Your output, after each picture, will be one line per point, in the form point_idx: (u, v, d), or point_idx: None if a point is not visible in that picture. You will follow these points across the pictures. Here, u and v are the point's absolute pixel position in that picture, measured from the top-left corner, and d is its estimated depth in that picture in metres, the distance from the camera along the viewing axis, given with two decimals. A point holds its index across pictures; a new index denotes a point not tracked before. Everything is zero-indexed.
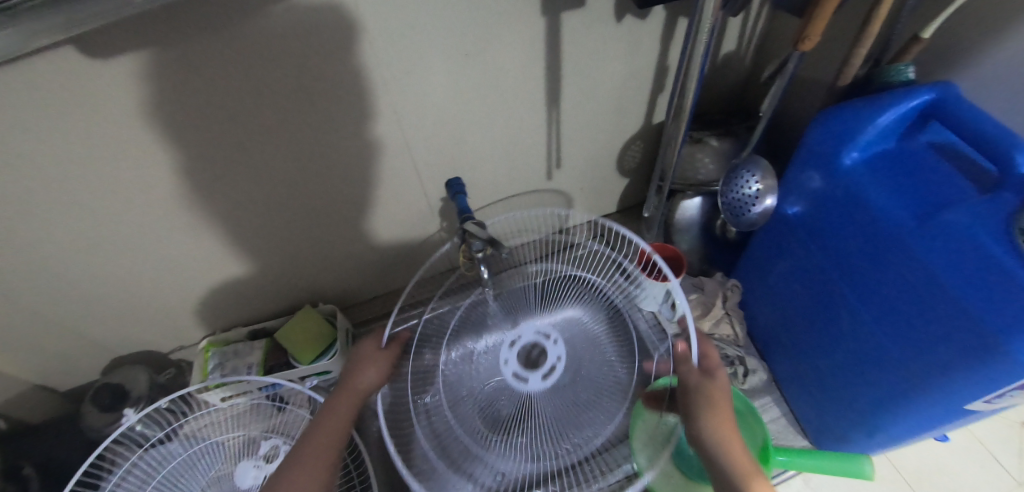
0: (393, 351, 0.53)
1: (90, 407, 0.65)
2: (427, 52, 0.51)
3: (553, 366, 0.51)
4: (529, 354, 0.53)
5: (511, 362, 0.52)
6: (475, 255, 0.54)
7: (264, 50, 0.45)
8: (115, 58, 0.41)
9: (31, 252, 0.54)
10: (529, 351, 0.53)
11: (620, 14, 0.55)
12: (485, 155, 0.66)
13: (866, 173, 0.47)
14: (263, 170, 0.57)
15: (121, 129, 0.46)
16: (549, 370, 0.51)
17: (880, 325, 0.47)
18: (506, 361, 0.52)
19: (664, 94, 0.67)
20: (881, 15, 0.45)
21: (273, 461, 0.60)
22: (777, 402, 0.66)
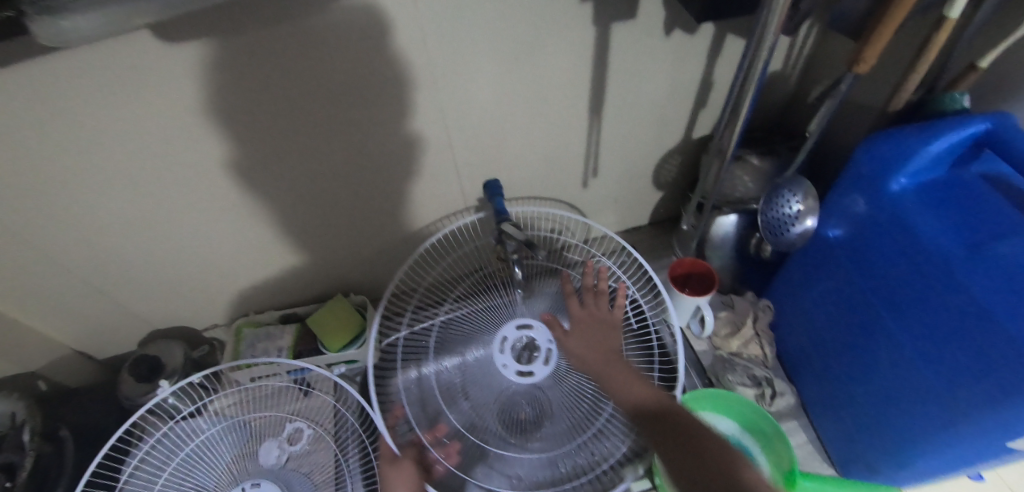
0: (410, 449, 0.54)
1: (128, 377, 0.67)
2: (479, 54, 0.52)
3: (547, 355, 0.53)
4: (520, 351, 0.54)
5: (509, 364, 0.53)
6: (510, 255, 0.58)
7: (325, 45, 0.47)
8: (185, 44, 0.43)
9: (88, 224, 0.57)
10: (519, 350, 0.54)
11: (670, 27, 0.55)
12: (524, 159, 0.67)
13: (913, 201, 0.47)
14: (312, 160, 0.58)
15: (184, 111, 0.48)
16: (547, 355, 0.53)
17: (919, 356, 0.46)
18: (502, 365, 0.53)
19: (706, 110, 0.67)
20: (940, 43, 0.45)
21: (297, 444, 0.61)
22: (804, 427, 0.64)
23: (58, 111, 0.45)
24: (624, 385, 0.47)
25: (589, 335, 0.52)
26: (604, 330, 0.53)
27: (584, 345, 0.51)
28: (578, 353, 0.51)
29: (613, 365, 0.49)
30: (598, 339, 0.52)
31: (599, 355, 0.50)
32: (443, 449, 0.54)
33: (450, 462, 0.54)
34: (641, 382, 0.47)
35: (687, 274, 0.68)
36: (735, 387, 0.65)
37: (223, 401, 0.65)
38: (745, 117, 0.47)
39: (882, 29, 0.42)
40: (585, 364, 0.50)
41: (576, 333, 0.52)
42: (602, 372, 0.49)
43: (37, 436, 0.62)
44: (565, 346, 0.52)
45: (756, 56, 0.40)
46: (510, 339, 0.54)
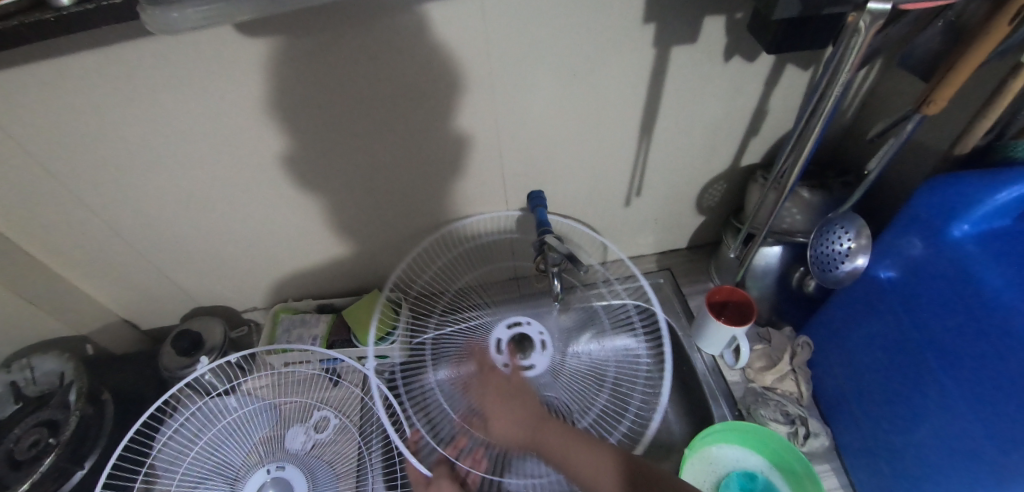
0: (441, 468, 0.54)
1: (169, 349, 0.69)
2: (538, 67, 0.53)
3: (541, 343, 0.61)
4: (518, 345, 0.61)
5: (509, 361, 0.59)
6: (552, 267, 0.60)
7: (392, 49, 0.49)
8: (261, 38, 0.45)
9: (150, 201, 0.60)
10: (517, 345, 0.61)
11: (730, 55, 0.55)
12: (570, 173, 0.68)
13: (975, 249, 0.45)
14: (366, 157, 0.60)
15: (254, 101, 0.51)
16: (542, 345, 0.61)
17: (969, 409, 0.44)
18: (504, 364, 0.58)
19: (757, 139, 0.67)
20: (1014, 89, 0.44)
21: (324, 432, 0.63)
22: (837, 471, 0.62)
23: (141, 93, 0.48)
24: (576, 456, 0.49)
25: (511, 413, 0.53)
26: (518, 398, 0.54)
27: (511, 425, 0.52)
28: (507, 435, 0.52)
29: (548, 435, 0.51)
30: (521, 412, 0.52)
31: (527, 429, 0.51)
32: (469, 459, 0.54)
33: (480, 470, 0.53)
34: (587, 445, 0.49)
35: (724, 302, 0.67)
36: (767, 421, 0.63)
37: (256, 382, 0.68)
38: (810, 151, 0.46)
39: (957, 71, 0.42)
40: (519, 442, 0.51)
41: (499, 419, 0.53)
42: (541, 446, 0.50)
43: (83, 398, 0.63)
44: (494, 435, 0.53)
45: (827, 90, 0.40)
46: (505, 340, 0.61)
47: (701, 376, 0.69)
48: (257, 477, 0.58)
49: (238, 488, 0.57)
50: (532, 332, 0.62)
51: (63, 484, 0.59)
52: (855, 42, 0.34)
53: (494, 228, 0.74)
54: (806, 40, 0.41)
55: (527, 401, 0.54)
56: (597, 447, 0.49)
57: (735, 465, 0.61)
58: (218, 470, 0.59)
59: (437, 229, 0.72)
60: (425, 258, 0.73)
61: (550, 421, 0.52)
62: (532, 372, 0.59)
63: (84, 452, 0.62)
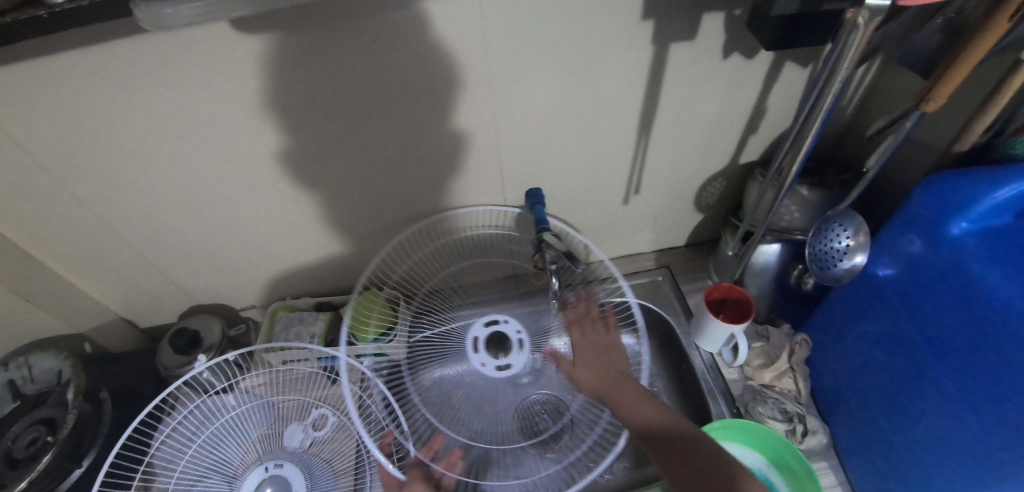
0: (415, 470, 0.56)
1: (167, 347, 0.69)
2: (536, 63, 0.53)
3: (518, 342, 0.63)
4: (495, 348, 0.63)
5: (487, 363, 0.62)
6: (549, 265, 0.60)
7: (389, 45, 0.48)
8: (257, 35, 0.45)
9: (147, 199, 0.60)
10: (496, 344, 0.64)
11: (729, 51, 0.55)
12: (568, 170, 0.67)
13: (974, 247, 0.45)
14: (364, 154, 0.60)
15: (250, 99, 0.50)
16: (520, 344, 0.63)
17: (967, 407, 0.44)
18: (481, 364, 0.61)
19: (756, 136, 0.67)
20: (1014, 85, 0.44)
21: (322, 429, 0.63)
22: (835, 469, 0.62)
23: (136, 91, 0.47)
24: (634, 408, 0.51)
25: (596, 363, 0.58)
26: (609, 353, 0.58)
27: (589, 374, 0.57)
28: (587, 382, 0.57)
29: (622, 390, 0.54)
30: (604, 366, 0.57)
31: (608, 380, 0.55)
32: (445, 461, 0.58)
33: (455, 472, 0.58)
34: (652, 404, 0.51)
35: (724, 300, 0.67)
36: (765, 420, 0.63)
37: (252, 381, 0.67)
38: (807, 149, 0.46)
39: (956, 67, 0.41)
40: (594, 391, 0.56)
41: (581, 366, 0.58)
42: (612, 395, 0.54)
43: (80, 396, 0.63)
44: (574, 378, 0.58)
45: (825, 88, 0.40)
46: (481, 338, 0.64)
47: (699, 374, 0.69)
48: (255, 474, 0.58)
49: (236, 485, 0.58)
50: (509, 331, 0.64)
51: (62, 481, 0.59)
52: (853, 39, 0.34)
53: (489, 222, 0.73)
54: (805, 37, 0.41)
55: (616, 356, 0.58)
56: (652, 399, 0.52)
57: None
58: (217, 468, 0.59)
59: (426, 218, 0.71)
60: (405, 248, 0.73)
61: (630, 381, 0.55)
62: (507, 372, 0.61)
63: (82, 450, 0.62)
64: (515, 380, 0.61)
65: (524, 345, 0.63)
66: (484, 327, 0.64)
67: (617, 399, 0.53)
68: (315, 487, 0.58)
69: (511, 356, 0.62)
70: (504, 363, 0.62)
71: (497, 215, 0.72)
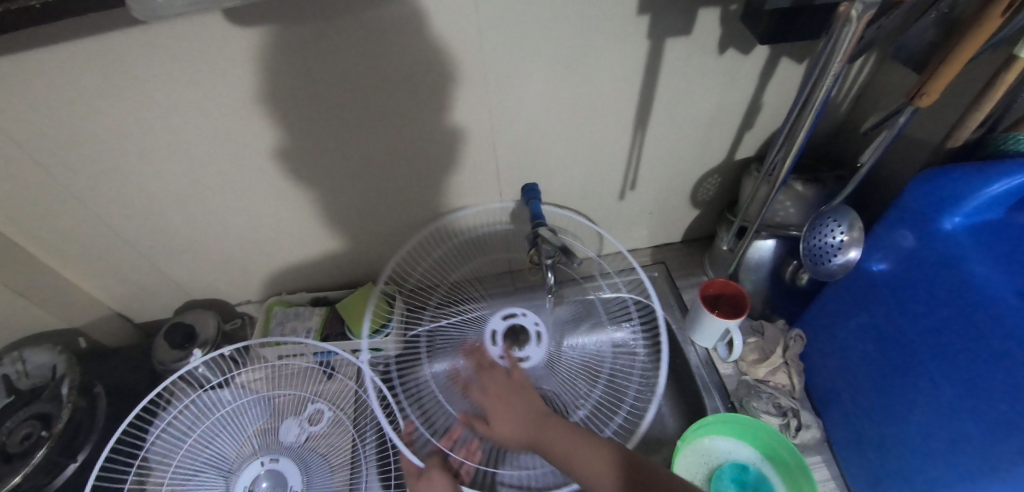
0: (433, 460, 0.55)
1: (162, 342, 0.69)
2: (532, 58, 0.53)
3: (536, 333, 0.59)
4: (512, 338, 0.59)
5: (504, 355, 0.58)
6: (545, 260, 0.60)
7: (385, 38, 0.48)
8: (251, 28, 0.45)
9: (142, 193, 0.59)
10: (514, 334, 0.59)
11: (725, 46, 0.55)
12: (564, 165, 0.67)
13: (966, 242, 0.45)
14: (359, 149, 0.60)
15: (246, 92, 0.50)
16: (538, 337, 0.59)
17: (958, 400, 0.44)
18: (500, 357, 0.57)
19: (752, 132, 0.67)
20: (1007, 81, 0.44)
21: (318, 424, 0.63)
22: (828, 463, 0.62)
23: (130, 83, 0.47)
24: (575, 456, 0.50)
25: (513, 413, 0.54)
26: (519, 397, 0.54)
27: (512, 423, 0.53)
28: (508, 435, 0.53)
29: (550, 433, 0.52)
30: (519, 413, 0.53)
31: (530, 429, 0.53)
32: (462, 451, 0.56)
33: (474, 461, 0.56)
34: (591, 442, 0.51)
35: (718, 296, 0.68)
36: (760, 414, 0.64)
37: (250, 375, 0.68)
38: (800, 144, 0.47)
39: (950, 62, 0.42)
40: (519, 443, 0.53)
41: (500, 417, 0.54)
42: (541, 444, 0.52)
43: (75, 391, 0.63)
44: (497, 434, 0.54)
45: (817, 83, 0.40)
46: (499, 332, 0.59)
47: (694, 369, 0.69)
48: (252, 468, 0.58)
49: (232, 480, 0.57)
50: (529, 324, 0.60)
51: (56, 477, 0.59)
52: (846, 32, 0.34)
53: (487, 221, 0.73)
54: (800, 31, 0.41)
55: (528, 395, 0.54)
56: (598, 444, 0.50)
57: (727, 456, 0.61)
58: (213, 463, 0.58)
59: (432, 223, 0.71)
60: (420, 250, 0.73)
61: (553, 418, 0.53)
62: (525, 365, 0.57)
63: (75, 445, 0.62)
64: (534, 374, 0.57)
65: (541, 338, 0.59)
66: (501, 320, 0.60)
67: (547, 447, 0.52)
68: (311, 482, 0.58)
69: (530, 349, 0.58)
70: (522, 356, 0.58)
71: (497, 211, 0.73)
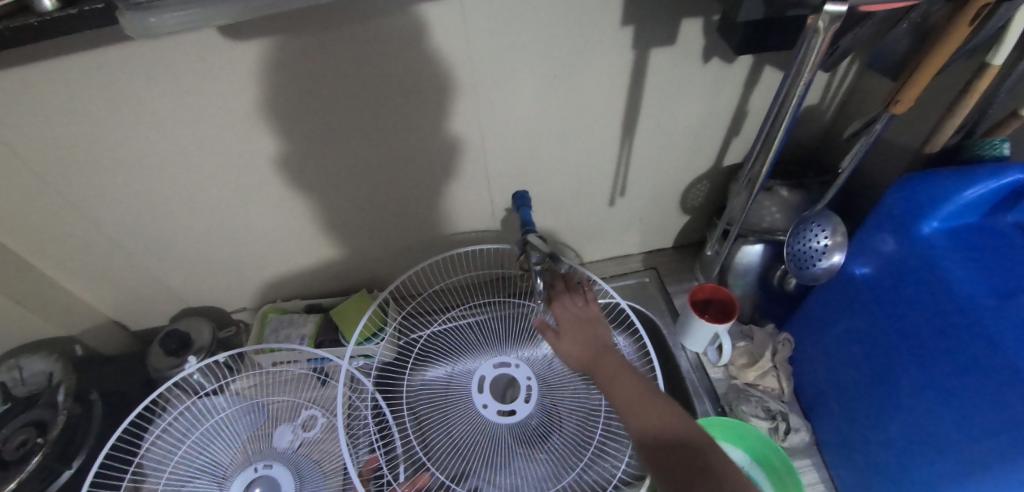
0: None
1: (157, 349, 0.70)
2: (520, 68, 0.54)
3: (528, 386, 0.64)
4: (503, 391, 0.65)
5: (490, 405, 0.63)
6: (533, 266, 0.59)
7: (374, 50, 0.49)
8: (246, 41, 0.46)
9: (136, 202, 0.60)
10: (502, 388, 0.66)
11: (708, 56, 0.56)
12: (554, 173, 0.68)
13: (944, 246, 0.46)
14: (353, 158, 0.61)
15: (240, 103, 0.51)
16: (528, 393, 0.63)
17: (941, 402, 0.45)
18: (483, 405, 0.63)
19: (738, 139, 0.68)
20: (980, 88, 0.45)
21: (311, 430, 0.63)
22: (817, 466, 0.63)
23: (127, 95, 0.48)
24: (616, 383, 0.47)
25: (578, 335, 0.53)
26: (583, 328, 0.53)
27: (574, 346, 0.52)
28: (569, 355, 0.52)
29: (605, 362, 0.49)
30: (585, 338, 0.52)
31: (592, 352, 0.51)
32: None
33: None
34: (634, 381, 0.46)
35: (708, 301, 0.68)
36: (748, 418, 0.64)
37: (243, 382, 0.67)
38: (777, 149, 0.48)
39: (921, 72, 0.43)
40: (580, 365, 0.51)
41: (563, 339, 0.53)
42: (596, 371, 0.49)
43: (71, 398, 0.65)
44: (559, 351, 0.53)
45: (790, 90, 0.41)
46: (487, 378, 0.65)
47: (684, 373, 0.70)
48: (244, 475, 0.58)
49: (225, 486, 0.58)
50: (519, 377, 0.65)
51: (50, 484, 0.60)
52: (815, 43, 0.35)
53: (476, 224, 0.75)
54: (773, 40, 0.43)
55: (594, 328, 0.53)
56: (656, 408, 0.43)
57: None
58: (207, 470, 0.59)
59: (433, 241, 0.76)
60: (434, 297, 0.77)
61: (614, 351, 0.50)
62: (512, 418, 0.62)
63: (70, 453, 0.62)
64: (524, 424, 0.61)
65: (531, 393, 0.63)
66: (492, 367, 0.65)
67: (598, 373, 0.49)
68: (304, 488, 0.58)
69: (517, 403, 0.63)
70: (508, 409, 0.63)
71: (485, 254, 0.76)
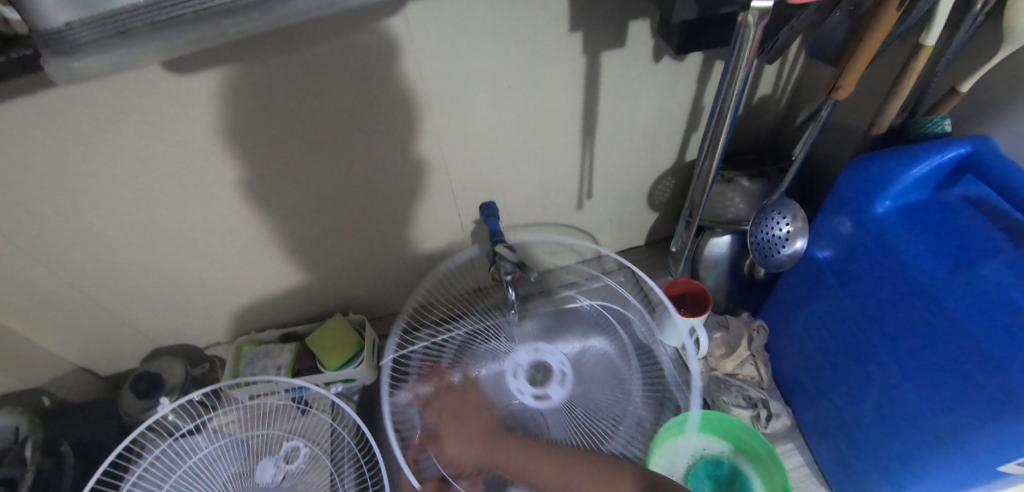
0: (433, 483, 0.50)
1: (128, 393, 0.68)
2: (474, 80, 0.54)
3: (562, 371, 0.56)
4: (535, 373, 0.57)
5: (524, 390, 0.55)
6: (505, 277, 0.59)
7: (323, 74, 0.49)
8: (189, 75, 0.45)
9: (92, 246, 0.59)
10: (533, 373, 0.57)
11: (658, 55, 0.57)
12: (519, 181, 0.69)
13: (897, 223, 0.48)
14: (314, 184, 0.60)
15: (190, 138, 0.51)
16: (562, 376, 0.56)
17: (907, 377, 0.46)
18: (519, 392, 0.55)
19: (697, 134, 0.69)
20: (917, 68, 0.46)
21: (294, 462, 0.61)
22: (801, 450, 0.64)
23: (71, 137, 0.47)
24: (529, 470, 0.49)
25: (464, 435, 0.52)
26: (471, 415, 0.53)
27: (460, 445, 0.52)
28: (461, 457, 0.51)
29: (500, 452, 0.50)
30: (471, 431, 0.52)
31: (481, 445, 0.51)
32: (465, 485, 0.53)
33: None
34: (545, 456, 0.49)
35: (682, 295, 0.69)
36: (730, 408, 0.65)
37: (223, 418, 0.65)
38: (726, 141, 0.49)
39: (857, 58, 0.44)
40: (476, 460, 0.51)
41: (449, 437, 0.52)
42: (498, 464, 0.50)
43: (38, 452, 0.63)
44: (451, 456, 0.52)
45: (732, 84, 0.42)
46: (521, 364, 0.57)
47: None
48: None
49: None
50: (553, 361, 0.57)
51: None
52: (748, 34, 0.36)
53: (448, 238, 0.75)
54: (713, 36, 0.43)
55: (477, 423, 0.53)
56: (609, 468, 0.48)
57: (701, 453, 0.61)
58: None
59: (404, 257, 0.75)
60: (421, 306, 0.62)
61: (503, 436, 0.51)
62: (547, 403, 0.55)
63: None
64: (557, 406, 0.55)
65: (566, 377, 0.56)
66: (527, 353, 0.58)
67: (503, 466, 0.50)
68: None
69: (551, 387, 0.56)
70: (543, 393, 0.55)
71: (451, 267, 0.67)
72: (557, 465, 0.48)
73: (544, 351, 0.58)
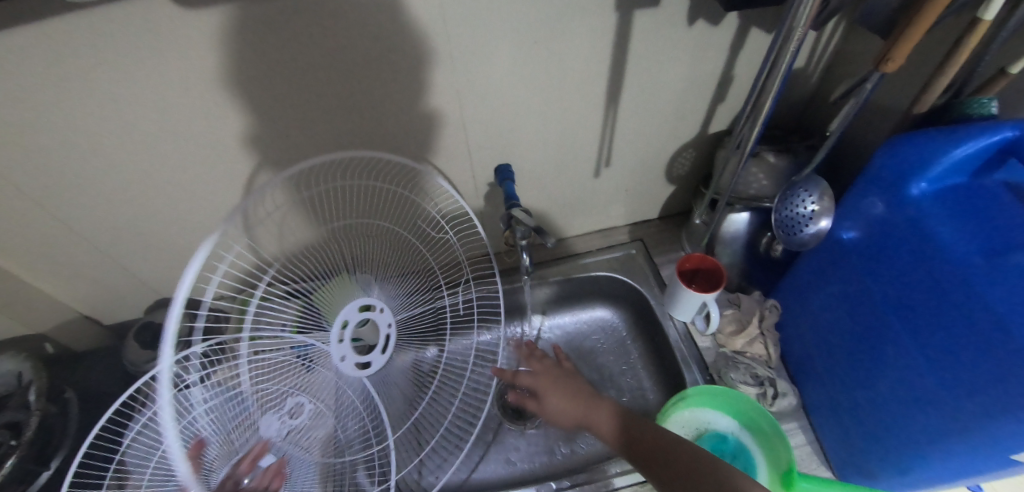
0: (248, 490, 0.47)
1: (133, 343, 0.68)
2: (496, 32, 0.51)
3: (387, 336, 0.59)
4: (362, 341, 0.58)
5: (347, 357, 0.56)
6: (520, 240, 0.60)
7: (337, 16, 0.46)
8: (196, 10, 0.42)
9: (95, 192, 0.57)
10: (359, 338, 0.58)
11: (693, 17, 0.54)
12: (536, 144, 0.66)
13: (932, 206, 0.46)
14: (325, 136, 0.58)
15: (198, 81, 0.48)
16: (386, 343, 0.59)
17: (929, 362, 0.45)
18: (341, 358, 0.55)
19: (725, 105, 0.67)
20: (971, 44, 0.44)
21: (300, 418, 0.54)
22: (804, 429, 0.64)
23: (72, 74, 0.44)
24: (600, 418, 0.56)
25: (562, 390, 0.60)
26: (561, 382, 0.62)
27: (561, 401, 0.59)
28: (562, 412, 0.58)
29: (597, 415, 0.56)
30: (570, 392, 0.59)
31: (580, 405, 0.58)
32: (267, 472, 0.49)
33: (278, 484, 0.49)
34: (610, 410, 0.56)
35: (694, 271, 0.68)
36: (737, 385, 0.65)
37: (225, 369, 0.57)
38: (768, 110, 0.47)
39: (912, 28, 0.42)
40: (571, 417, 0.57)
41: (550, 393, 0.60)
42: (590, 423, 0.56)
43: (43, 397, 0.66)
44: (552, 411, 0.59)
45: (783, 46, 0.40)
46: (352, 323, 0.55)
47: (673, 343, 0.70)
48: None
49: None
50: (382, 322, 0.58)
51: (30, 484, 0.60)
52: None
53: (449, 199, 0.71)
54: None
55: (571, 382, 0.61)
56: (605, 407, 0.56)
57: (708, 427, 0.62)
58: None
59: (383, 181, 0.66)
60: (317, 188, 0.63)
61: (602, 400, 0.57)
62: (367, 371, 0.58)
63: (49, 453, 0.62)
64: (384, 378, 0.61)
65: (388, 343, 0.60)
66: (357, 311, 0.55)
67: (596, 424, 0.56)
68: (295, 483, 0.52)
69: (374, 355, 0.59)
70: (366, 361, 0.58)
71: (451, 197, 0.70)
72: (602, 418, 0.56)
73: (376, 310, 0.57)
